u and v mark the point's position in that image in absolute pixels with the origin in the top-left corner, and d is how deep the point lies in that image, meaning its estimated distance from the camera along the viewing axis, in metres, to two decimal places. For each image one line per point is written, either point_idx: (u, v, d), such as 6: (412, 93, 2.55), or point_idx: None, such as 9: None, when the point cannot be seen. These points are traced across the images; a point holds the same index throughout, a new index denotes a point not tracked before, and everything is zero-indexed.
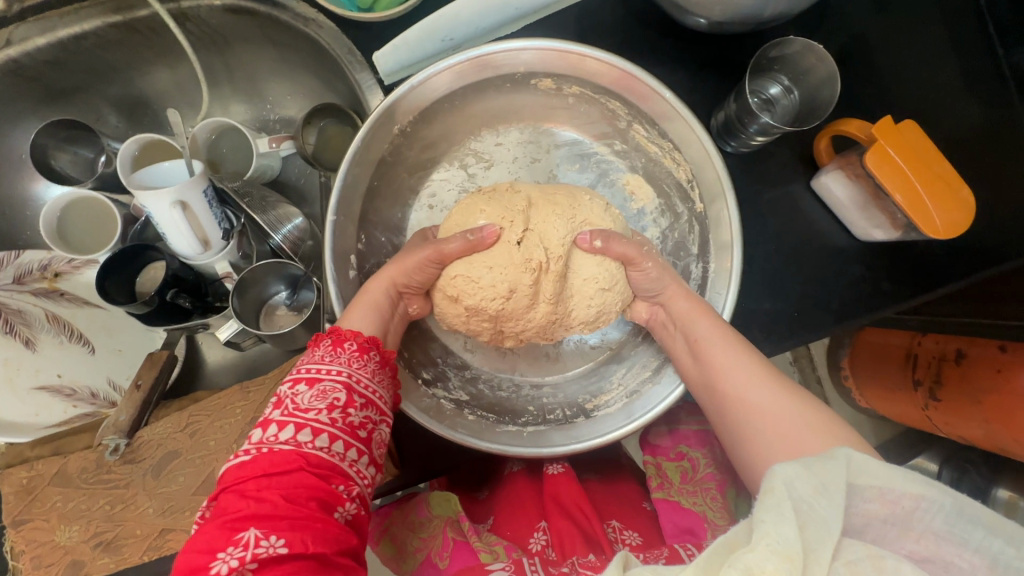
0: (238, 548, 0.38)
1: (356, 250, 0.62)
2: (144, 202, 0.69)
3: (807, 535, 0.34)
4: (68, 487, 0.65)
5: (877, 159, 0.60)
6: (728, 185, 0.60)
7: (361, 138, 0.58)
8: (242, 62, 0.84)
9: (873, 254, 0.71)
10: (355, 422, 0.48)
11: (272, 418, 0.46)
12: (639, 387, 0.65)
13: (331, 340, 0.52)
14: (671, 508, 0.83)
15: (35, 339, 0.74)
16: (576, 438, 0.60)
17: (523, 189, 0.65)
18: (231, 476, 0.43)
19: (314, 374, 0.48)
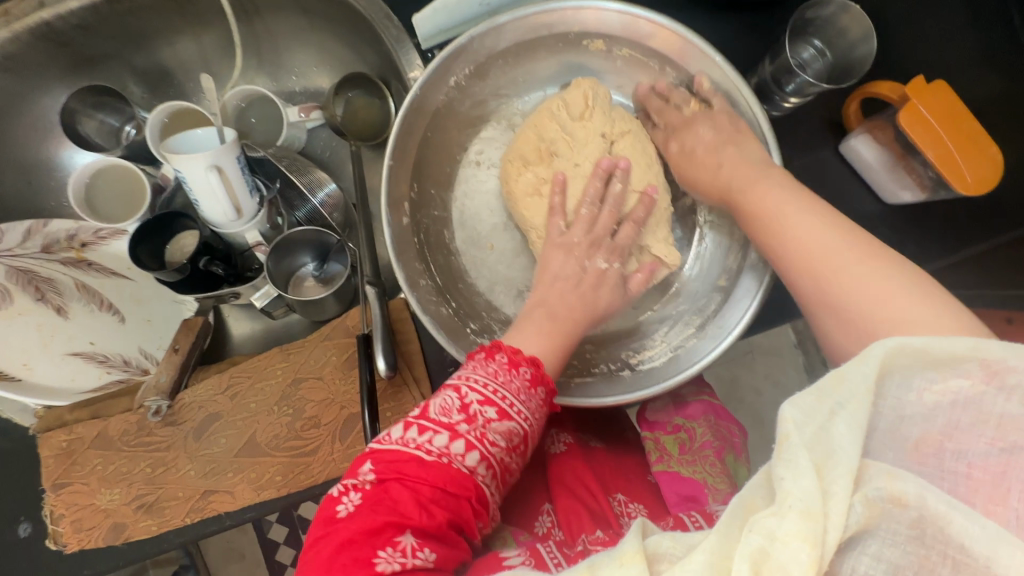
0: (397, 552, 0.42)
1: (409, 198, 0.65)
2: (179, 166, 0.69)
3: (825, 479, 0.30)
4: (108, 450, 0.64)
5: (910, 118, 0.61)
6: (770, 139, 0.60)
7: (420, 87, 0.61)
8: (271, 32, 0.84)
9: (898, 217, 0.73)
10: (512, 468, 0.49)
11: (458, 430, 0.46)
12: (682, 342, 0.67)
13: (529, 373, 0.50)
14: (670, 479, 0.78)
15: (66, 307, 0.74)
16: (628, 390, 0.62)
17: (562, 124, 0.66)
18: (408, 469, 0.44)
19: (507, 407, 0.47)
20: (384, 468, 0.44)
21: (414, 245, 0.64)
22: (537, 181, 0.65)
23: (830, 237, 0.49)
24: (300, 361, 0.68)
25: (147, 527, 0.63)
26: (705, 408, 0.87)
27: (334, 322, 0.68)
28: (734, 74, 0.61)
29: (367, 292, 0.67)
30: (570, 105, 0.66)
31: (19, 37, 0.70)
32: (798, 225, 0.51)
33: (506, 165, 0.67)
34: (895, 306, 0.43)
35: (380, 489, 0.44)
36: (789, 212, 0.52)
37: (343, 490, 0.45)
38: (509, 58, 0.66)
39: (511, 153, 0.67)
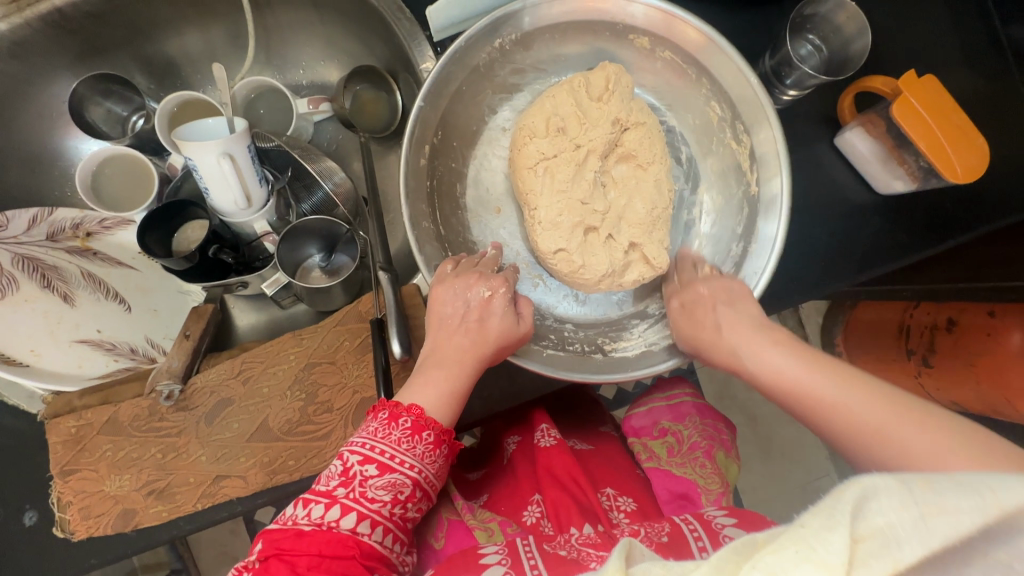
0: None
1: (433, 140, 0.64)
2: (190, 154, 0.69)
3: (859, 550, 0.28)
4: (118, 436, 0.64)
5: (902, 110, 0.65)
6: (770, 109, 0.62)
7: (467, 39, 0.61)
8: (278, 25, 0.85)
9: (891, 208, 0.76)
10: (408, 516, 0.52)
11: (337, 496, 0.48)
12: (659, 340, 0.68)
13: (410, 422, 0.51)
14: (663, 477, 0.80)
15: (73, 295, 0.73)
16: (596, 370, 0.63)
17: (571, 110, 0.67)
18: (285, 543, 0.46)
19: (389, 461, 0.50)
20: (265, 546, 0.47)
21: (428, 184, 0.64)
22: (541, 154, 0.67)
23: (813, 378, 0.48)
24: (313, 344, 0.68)
25: (157, 513, 0.63)
26: (686, 410, 0.91)
27: (347, 306, 0.69)
28: (739, 57, 0.62)
29: (380, 277, 0.68)
30: (591, 85, 0.68)
31: (30, 23, 0.71)
32: (771, 366, 0.52)
33: (517, 145, 0.69)
34: (896, 434, 0.41)
35: (262, 566, 0.46)
36: (745, 352, 0.55)
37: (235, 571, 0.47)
38: (523, 52, 0.68)
39: (522, 137, 0.69)
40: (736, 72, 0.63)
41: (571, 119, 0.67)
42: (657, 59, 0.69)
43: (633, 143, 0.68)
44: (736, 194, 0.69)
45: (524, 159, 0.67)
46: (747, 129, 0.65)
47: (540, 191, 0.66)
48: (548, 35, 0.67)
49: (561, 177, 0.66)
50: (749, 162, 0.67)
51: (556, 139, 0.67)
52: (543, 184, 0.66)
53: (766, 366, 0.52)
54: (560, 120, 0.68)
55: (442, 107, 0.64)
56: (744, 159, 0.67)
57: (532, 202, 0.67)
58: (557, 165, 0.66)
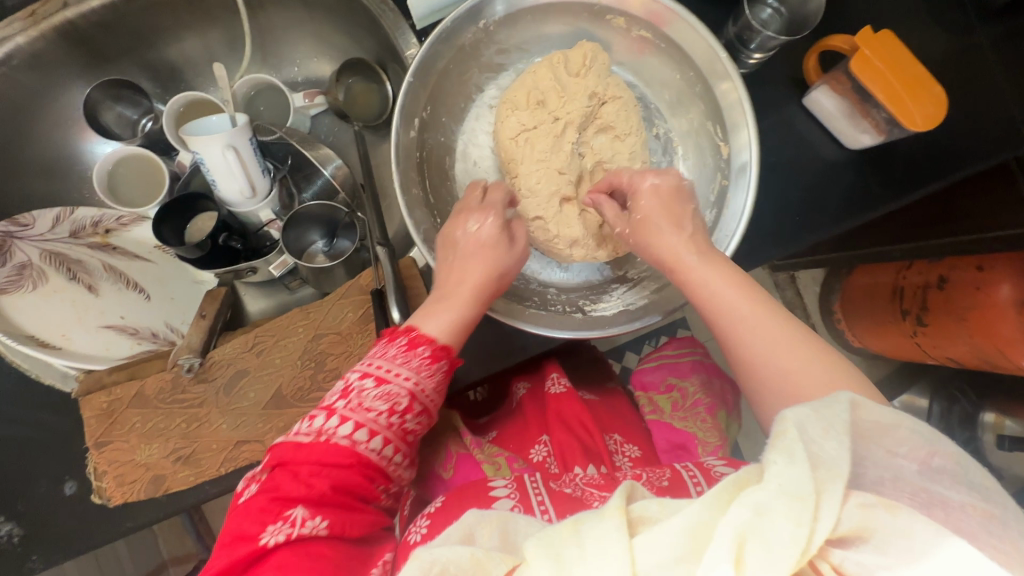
0: (286, 524, 0.50)
1: (421, 117, 0.69)
2: (196, 148, 0.76)
3: (817, 475, 0.33)
4: (145, 409, 0.69)
5: (861, 65, 0.68)
6: (733, 69, 0.65)
7: (452, 19, 0.66)
8: (274, 26, 0.91)
9: (863, 161, 0.79)
10: (408, 428, 0.58)
11: (336, 407, 0.55)
12: (635, 300, 0.72)
13: (405, 341, 0.59)
14: (665, 428, 0.87)
15: (96, 285, 0.79)
16: (575, 326, 0.67)
17: (546, 81, 0.72)
18: (288, 453, 0.54)
19: (384, 375, 0.57)
20: (271, 459, 0.54)
21: (417, 158, 0.68)
22: (521, 126, 0.71)
23: (754, 310, 0.53)
24: (319, 316, 0.72)
25: (185, 477, 0.68)
26: (692, 369, 0.97)
27: (349, 281, 0.73)
28: (713, 36, 0.65)
29: (378, 253, 0.73)
30: (569, 61, 0.72)
31: (44, 35, 0.76)
32: (729, 297, 0.55)
33: (499, 121, 0.73)
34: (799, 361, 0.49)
35: (269, 475, 0.54)
36: (704, 273, 0.58)
37: (244, 483, 0.54)
38: (505, 32, 0.72)
39: (503, 112, 0.73)
40: (707, 52, 0.68)
41: (545, 88, 0.72)
42: (633, 37, 0.73)
43: (611, 116, 0.73)
44: (710, 165, 0.74)
45: (504, 131, 0.72)
46: (721, 105, 0.69)
47: (521, 162, 0.71)
48: (528, 17, 0.71)
49: (541, 147, 0.71)
50: (722, 123, 0.70)
51: (535, 111, 0.72)
52: (524, 154, 0.71)
53: (724, 297, 0.55)
54: (538, 94, 0.72)
55: (429, 86, 0.69)
56: (710, 121, 0.72)
57: (515, 173, 0.72)
58: (535, 134, 0.71)
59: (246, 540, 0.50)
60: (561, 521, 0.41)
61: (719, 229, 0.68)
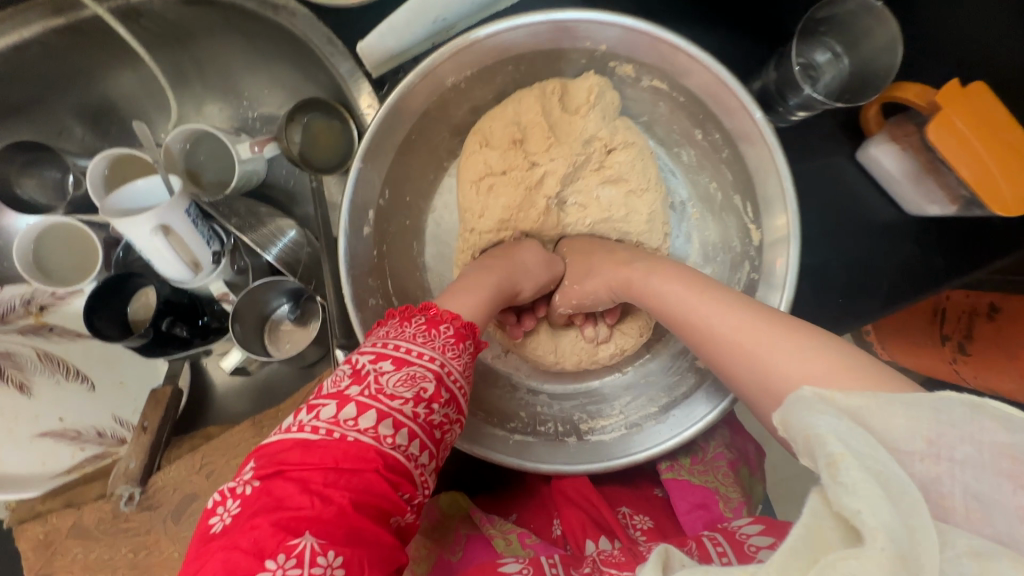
0: (292, 560, 0.35)
1: (377, 204, 0.56)
2: (122, 229, 0.63)
3: (897, 502, 0.26)
4: (87, 539, 0.62)
5: (942, 134, 0.52)
6: (782, 160, 0.51)
7: (409, 85, 0.52)
8: (213, 57, 0.76)
9: (923, 230, 0.64)
10: (435, 421, 0.44)
11: (350, 395, 0.42)
12: (641, 419, 0.60)
13: (424, 318, 0.48)
14: (682, 487, 0.69)
15: (29, 382, 0.70)
16: (569, 459, 0.56)
17: (527, 110, 0.58)
18: (291, 458, 0.39)
19: (404, 355, 0.45)
20: (261, 463, 0.40)
21: (373, 258, 0.56)
22: (488, 169, 0.59)
23: (718, 313, 0.46)
24: (273, 432, 0.65)
25: None
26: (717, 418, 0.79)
27: (309, 388, 0.67)
28: (747, 96, 0.51)
29: (336, 357, 0.62)
30: (569, 95, 0.59)
31: None
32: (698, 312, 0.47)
33: (465, 155, 0.61)
34: (779, 353, 0.40)
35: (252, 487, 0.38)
36: (651, 283, 0.53)
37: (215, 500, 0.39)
38: (482, 87, 0.59)
39: (471, 149, 0.61)
40: (742, 117, 0.53)
41: (524, 115, 0.59)
42: (644, 87, 0.60)
43: (622, 167, 0.61)
44: (736, 251, 0.61)
45: (468, 161, 0.60)
46: (754, 179, 0.56)
47: (480, 212, 0.60)
48: (510, 68, 0.57)
49: (505, 199, 0.60)
50: (756, 203, 0.56)
51: (509, 152, 0.59)
52: (485, 205, 0.60)
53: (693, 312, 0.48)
54: (519, 128, 0.59)
55: (386, 164, 0.56)
56: (734, 193, 0.60)
57: (474, 222, 0.61)
58: (499, 179, 0.59)
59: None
60: None
61: None
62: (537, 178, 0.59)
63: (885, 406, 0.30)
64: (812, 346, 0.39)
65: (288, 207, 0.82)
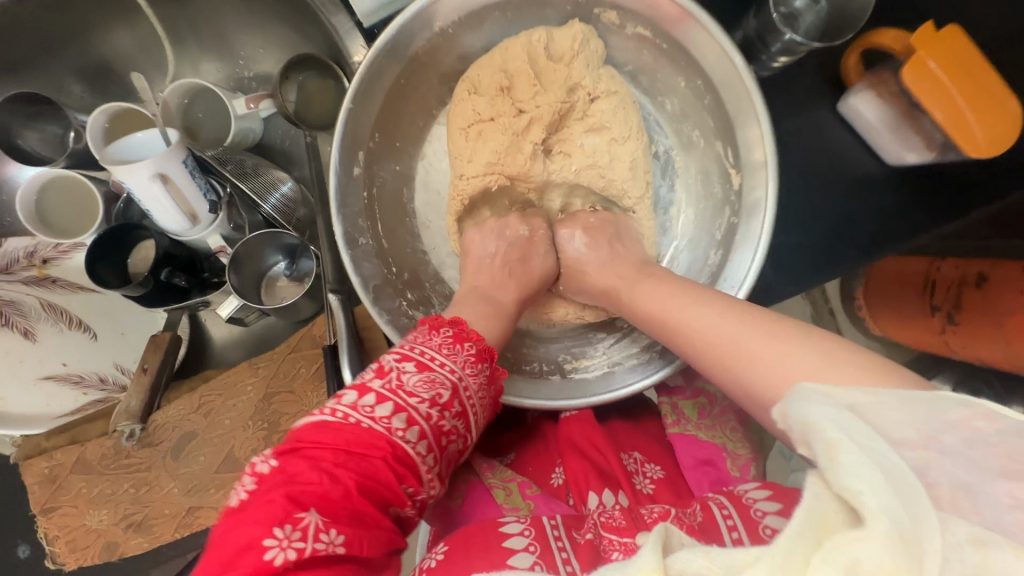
0: (297, 534, 0.38)
1: (367, 146, 0.58)
2: (121, 177, 0.65)
3: (897, 482, 0.26)
4: (90, 474, 0.65)
5: (915, 74, 0.54)
6: (759, 99, 0.53)
7: (400, 26, 0.54)
8: (211, 15, 0.78)
9: (903, 180, 0.66)
10: (445, 427, 0.48)
11: (372, 386, 0.46)
12: (622, 359, 0.63)
13: (451, 332, 0.52)
14: (688, 442, 0.72)
15: (34, 329, 0.71)
16: (550, 394, 0.58)
17: (514, 58, 0.60)
18: (309, 437, 0.43)
19: (427, 361, 0.49)
20: (283, 444, 0.43)
21: (363, 197, 0.58)
22: (477, 115, 0.61)
23: (710, 313, 0.48)
24: (271, 374, 0.67)
25: (137, 544, 0.64)
26: None
27: (303, 334, 0.67)
28: (726, 39, 0.53)
29: (329, 300, 0.64)
30: (554, 43, 0.60)
31: None
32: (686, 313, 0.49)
33: (454, 104, 0.63)
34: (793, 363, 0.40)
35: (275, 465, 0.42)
36: (645, 289, 0.56)
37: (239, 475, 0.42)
38: (471, 34, 0.60)
39: (459, 98, 0.62)
40: (722, 60, 0.55)
41: (511, 63, 0.60)
42: (629, 36, 0.61)
43: (603, 115, 0.63)
44: (717, 197, 0.63)
45: (456, 111, 0.62)
46: (735, 125, 0.58)
47: (469, 157, 0.62)
48: (497, 14, 0.59)
49: (493, 143, 0.61)
50: (737, 148, 0.58)
51: (496, 99, 0.61)
52: (474, 150, 0.61)
53: (680, 315, 0.50)
54: (505, 76, 0.60)
55: (376, 107, 0.58)
56: (715, 140, 0.62)
57: (465, 168, 0.62)
58: (490, 126, 0.61)
59: (246, 555, 0.37)
60: None
61: (723, 278, 0.58)
62: (523, 124, 0.61)
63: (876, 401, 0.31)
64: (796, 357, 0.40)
65: (284, 165, 0.84)
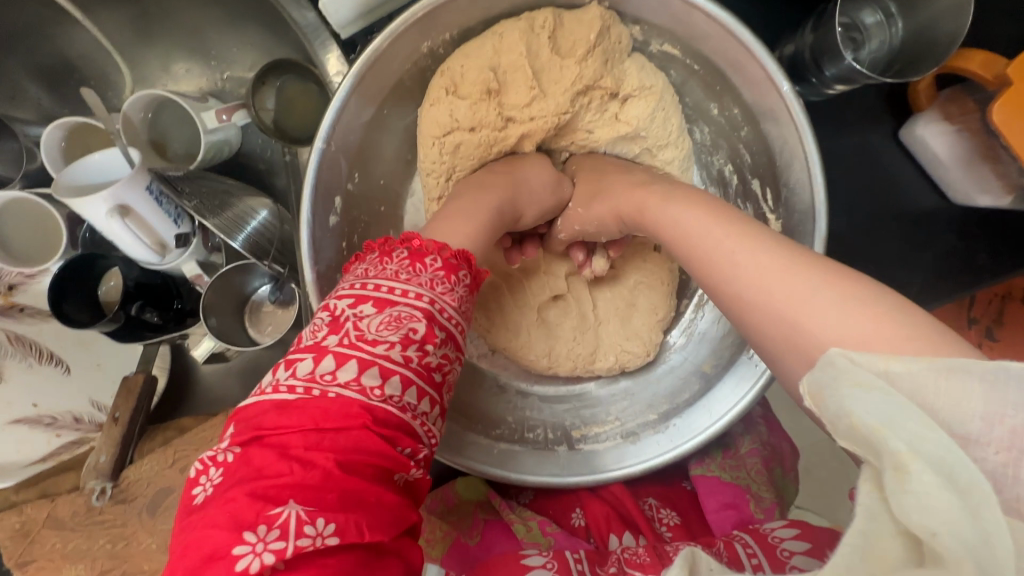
0: (275, 533, 0.30)
1: (347, 183, 0.51)
2: (76, 206, 0.58)
3: (971, 500, 0.22)
4: (63, 530, 0.61)
5: (1007, 113, 0.44)
6: (809, 140, 0.44)
7: (379, 47, 0.45)
8: (179, 13, 0.69)
9: (969, 224, 0.57)
10: (433, 363, 0.39)
11: (327, 346, 0.36)
12: (637, 429, 0.55)
13: (407, 251, 0.41)
14: (713, 484, 0.65)
15: (0, 368, 0.64)
16: (555, 470, 0.52)
17: (508, 46, 0.49)
18: (267, 422, 0.34)
19: (387, 296, 0.38)
20: (239, 432, 0.34)
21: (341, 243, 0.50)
22: (454, 122, 0.52)
23: (746, 249, 0.37)
24: None
25: None
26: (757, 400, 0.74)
27: None
28: (775, 67, 0.44)
29: None
30: (564, 34, 0.50)
31: None
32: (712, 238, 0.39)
33: (427, 101, 0.52)
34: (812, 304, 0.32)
35: (241, 458, 0.33)
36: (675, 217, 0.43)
37: (200, 470, 0.34)
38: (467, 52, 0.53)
39: (432, 99, 0.52)
40: (768, 91, 0.46)
41: (501, 58, 0.50)
42: (653, 52, 0.53)
43: (639, 119, 0.54)
44: None
45: (429, 113, 0.52)
46: (778, 164, 0.49)
47: (446, 174, 0.54)
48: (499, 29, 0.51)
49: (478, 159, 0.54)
50: (779, 193, 0.49)
51: (480, 104, 0.51)
52: (452, 164, 0.54)
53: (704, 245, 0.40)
54: (495, 74, 0.50)
55: (357, 139, 0.50)
56: (752, 177, 0.53)
57: (437, 187, 0.55)
58: (472, 136, 0.53)
59: (215, 568, 0.30)
60: None
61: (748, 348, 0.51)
62: (512, 138, 0.54)
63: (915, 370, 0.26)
64: (859, 297, 0.31)
65: (266, 180, 0.76)
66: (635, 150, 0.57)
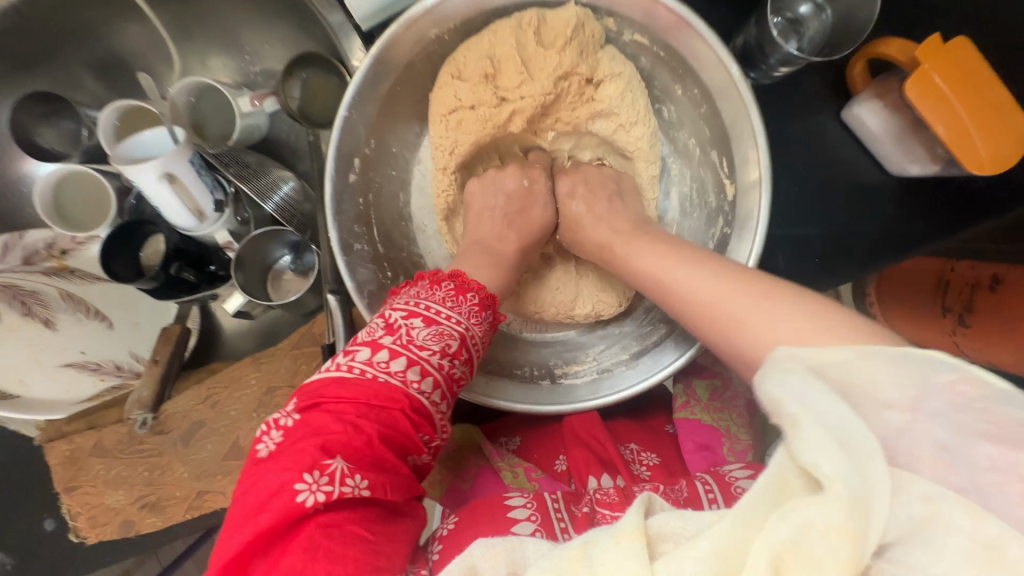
0: (325, 478, 0.40)
1: (363, 149, 0.59)
2: (130, 174, 0.67)
3: (849, 448, 0.29)
4: (106, 458, 0.69)
5: (919, 88, 0.52)
6: (753, 109, 0.53)
7: (394, 32, 0.54)
8: (217, 12, 0.79)
9: (906, 192, 0.64)
10: (457, 375, 0.50)
11: (383, 343, 0.47)
12: (611, 366, 0.64)
13: (452, 285, 0.53)
14: (693, 426, 0.72)
15: (54, 319, 0.73)
16: (536, 399, 0.60)
17: (501, 40, 0.58)
18: (328, 392, 0.44)
19: (434, 316, 0.50)
20: (303, 400, 0.44)
21: (357, 200, 0.59)
22: (458, 102, 0.61)
23: (697, 271, 0.48)
24: (273, 371, 0.71)
25: (152, 522, 0.69)
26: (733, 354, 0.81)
27: (304, 331, 0.71)
28: (724, 51, 0.52)
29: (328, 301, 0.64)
30: (547, 29, 0.58)
31: None
32: (672, 271, 0.50)
33: (437, 88, 0.62)
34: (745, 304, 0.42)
35: (302, 419, 0.43)
36: (645, 251, 0.54)
37: (265, 431, 0.44)
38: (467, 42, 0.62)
39: (443, 84, 0.62)
40: (720, 72, 0.54)
41: (495, 51, 0.59)
42: (627, 42, 0.61)
43: (612, 100, 0.62)
44: (711, 206, 0.63)
45: (439, 94, 0.62)
46: (730, 136, 0.57)
47: (450, 148, 0.64)
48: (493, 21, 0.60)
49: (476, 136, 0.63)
50: (732, 160, 0.58)
51: (479, 86, 0.60)
52: (455, 139, 0.63)
53: (665, 268, 0.51)
54: (491, 62, 0.59)
55: (373, 112, 0.59)
56: (711, 150, 0.62)
57: (443, 159, 0.64)
58: (472, 114, 0.62)
59: (278, 497, 0.40)
60: (570, 542, 0.37)
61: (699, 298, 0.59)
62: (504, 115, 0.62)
63: (852, 360, 0.34)
64: (774, 297, 0.41)
65: (289, 160, 0.86)
66: (610, 128, 0.66)
